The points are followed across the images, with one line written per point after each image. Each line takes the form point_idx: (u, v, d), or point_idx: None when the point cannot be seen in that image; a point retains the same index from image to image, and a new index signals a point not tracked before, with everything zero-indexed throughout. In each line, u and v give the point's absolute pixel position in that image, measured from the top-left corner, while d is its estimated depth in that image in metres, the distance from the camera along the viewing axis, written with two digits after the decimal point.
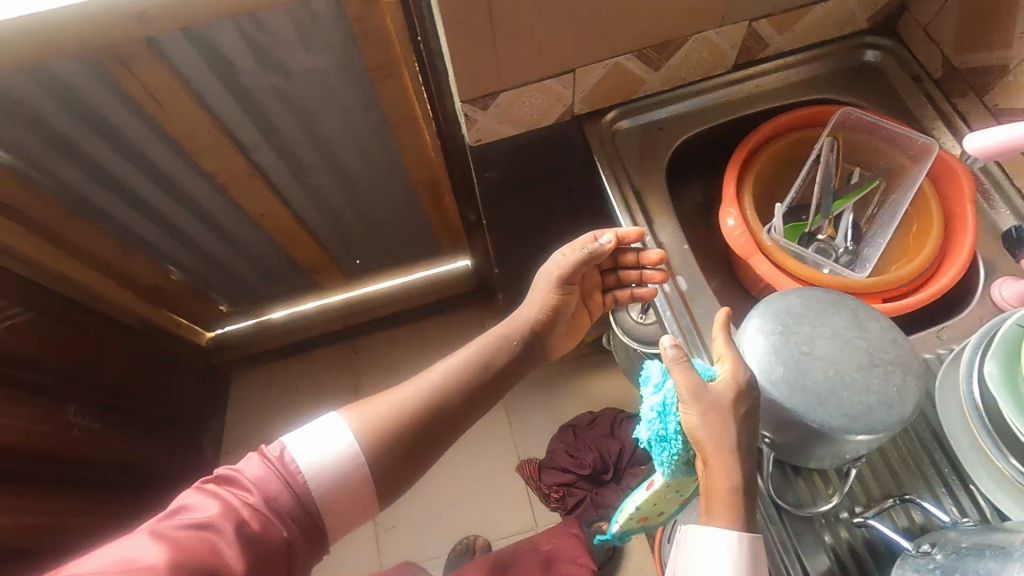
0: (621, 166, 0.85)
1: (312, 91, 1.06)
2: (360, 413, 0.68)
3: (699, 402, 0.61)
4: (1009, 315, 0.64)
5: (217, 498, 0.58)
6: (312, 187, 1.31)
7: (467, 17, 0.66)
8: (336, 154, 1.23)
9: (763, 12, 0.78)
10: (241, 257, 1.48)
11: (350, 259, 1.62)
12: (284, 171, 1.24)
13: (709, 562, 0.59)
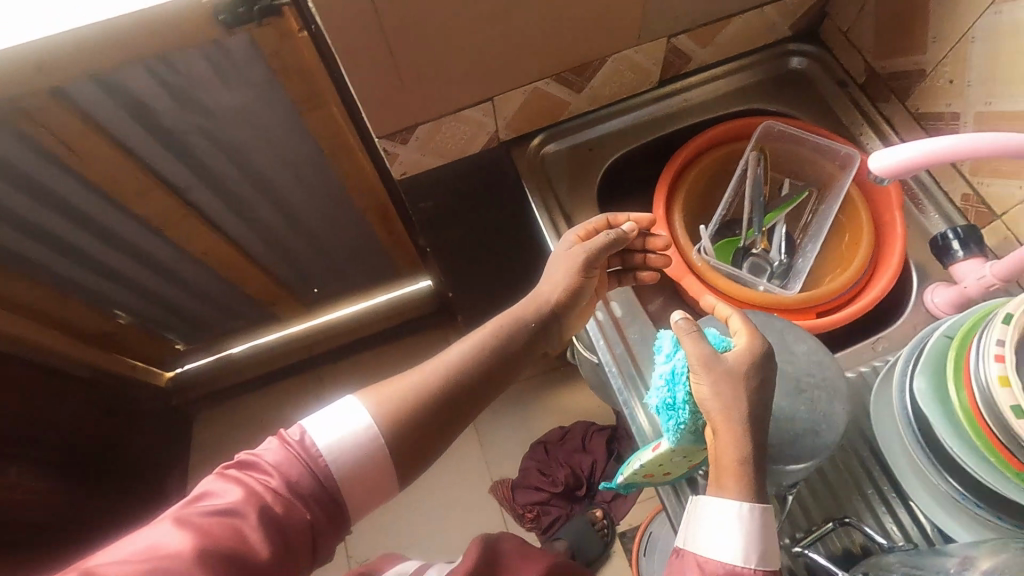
0: (551, 190, 0.84)
1: (239, 127, 1.02)
2: (377, 396, 0.60)
3: (710, 370, 0.57)
4: (937, 326, 0.63)
5: (238, 484, 0.50)
6: (255, 222, 1.27)
7: (366, 53, 0.64)
8: (275, 185, 1.19)
9: (679, 28, 0.77)
10: (190, 295, 1.43)
11: (307, 289, 1.58)
12: (223, 208, 1.20)
13: (720, 534, 0.54)
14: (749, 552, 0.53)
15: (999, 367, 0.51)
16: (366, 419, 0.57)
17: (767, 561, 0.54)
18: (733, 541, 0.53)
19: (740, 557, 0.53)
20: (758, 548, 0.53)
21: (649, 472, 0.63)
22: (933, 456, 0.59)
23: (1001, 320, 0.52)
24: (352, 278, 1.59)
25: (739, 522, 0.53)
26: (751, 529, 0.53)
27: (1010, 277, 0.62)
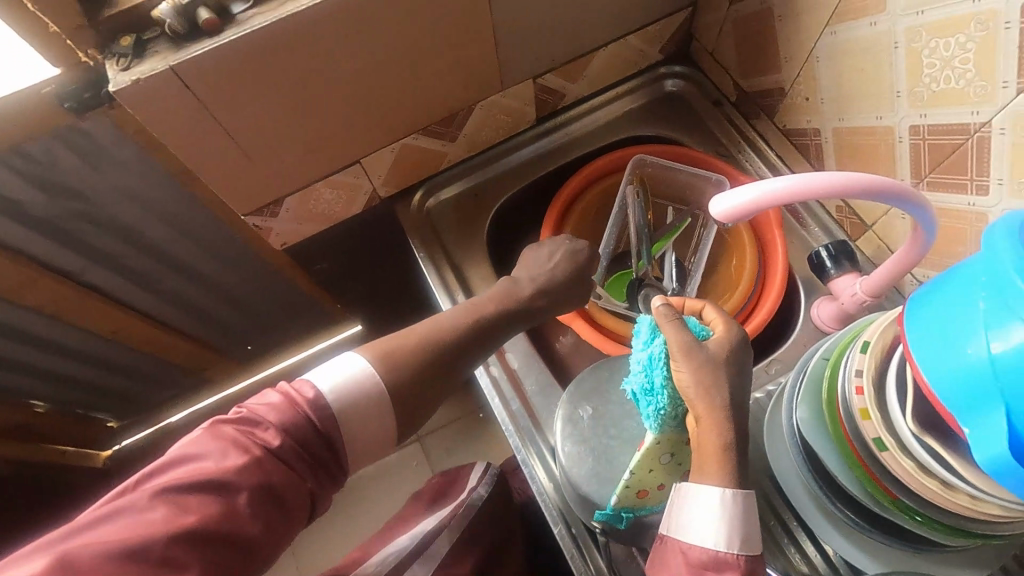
0: (439, 243, 0.82)
1: (123, 205, 0.89)
2: (379, 351, 0.59)
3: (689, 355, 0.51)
4: (818, 347, 0.63)
5: (236, 446, 0.48)
6: (170, 295, 1.10)
7: (205, 140, 0.61)
8: (160, 245, 0.98)
9: (543, 68, 0.77)
10: (115, 374, 1.20)
11: (240, 346, 1.35)
12: (128, 286, 1.03)
13: (699, 522, 0.49)
14: (731, 537, 0.49)
15: (859, 400, 0.50)
16: (368, 369, 0.56)
17: (751, 545, 0.49)
18: (713, 528, 0.49)
19: (721, 543, 0.49)
20: (741, 532, 0.49)
21: (638, 486, 0.55)
22: (826, 489, 0.59)
23: (860, 349, 0.52)
24: (285, 328, 1.35)
25: (718, 508, 0.49)
26: (731, 514, 0.49)
27: (879, 291, 0.62)
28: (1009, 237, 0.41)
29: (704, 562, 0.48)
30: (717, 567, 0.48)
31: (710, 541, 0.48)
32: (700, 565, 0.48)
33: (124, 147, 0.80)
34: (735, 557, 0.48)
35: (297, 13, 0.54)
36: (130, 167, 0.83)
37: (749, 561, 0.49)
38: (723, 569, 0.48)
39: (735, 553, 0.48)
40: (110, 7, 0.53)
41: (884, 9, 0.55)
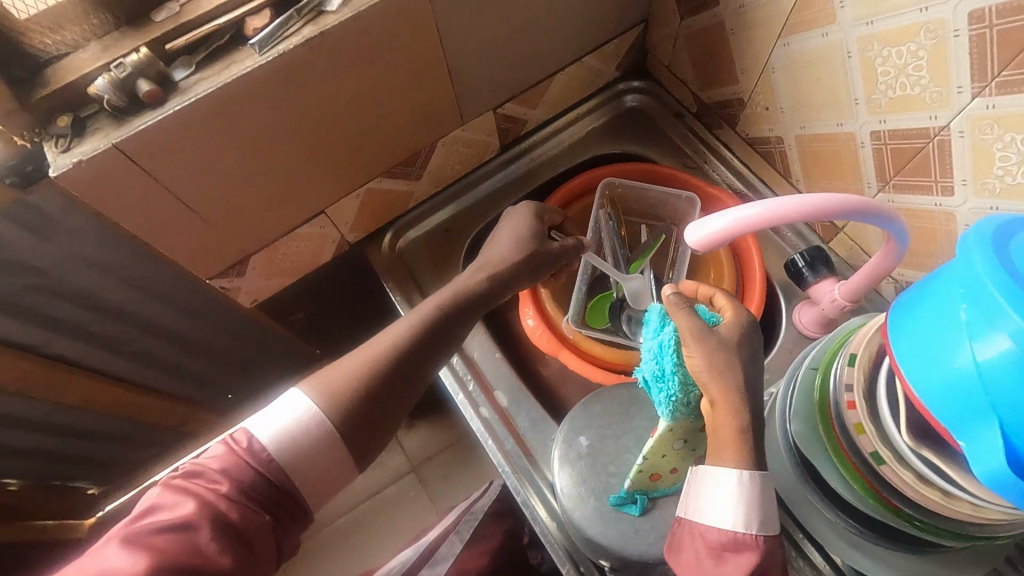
0: (414, 282, 0.80)
1: (84, 273, 0.77)
2: (322, 380, 0.55)
3: (701, 339, 0.49)
4: (805, 356, 0.63)
5: (186, 495, 0.46)
6: (145, 355, 0.94)
7: (159, 207, 0.58)
8: (126, 307, 0.85)
9: (502, 98, 0.76)
10: (101, 441, 1.01)
11: (220, 394, 1.15)
12: (99, 352, 0.88)
13: (715, 505, 0.47)
14: (749, 518, 0.47)
15: (852, 415, 0.50)
16: (311, 407, 0.52)
17: (771, 525, 0.47)
18: (731, 509, 0.47)
19: (738, 524, 0.47)
20: (759, 513, 0.47)
21: (652, 469, 0.55)
22: (827, 499, 0.59)
23: (848, 362, 0.52)
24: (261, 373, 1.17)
25: (733, 491, 0.47)
26: (747, 496, 0.47)
27: (857, 296, 0.62)
28: (981, 247, 0.41)
29: (721, 544, 0.47)
30: (735, 548, 0.46)
31: (726, 523, 0.47)
32: (717, 547, 0.47)
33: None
34: (754, 537, 0.46)
35: (241, 75, 0.52)
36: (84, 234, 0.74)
37: (770, 542, 0.47)
38: (741, 550, 0.46)
39: (753, 534, 0.46)
40: (43, 87, 0.50)
41: (835, 20, 0.56)
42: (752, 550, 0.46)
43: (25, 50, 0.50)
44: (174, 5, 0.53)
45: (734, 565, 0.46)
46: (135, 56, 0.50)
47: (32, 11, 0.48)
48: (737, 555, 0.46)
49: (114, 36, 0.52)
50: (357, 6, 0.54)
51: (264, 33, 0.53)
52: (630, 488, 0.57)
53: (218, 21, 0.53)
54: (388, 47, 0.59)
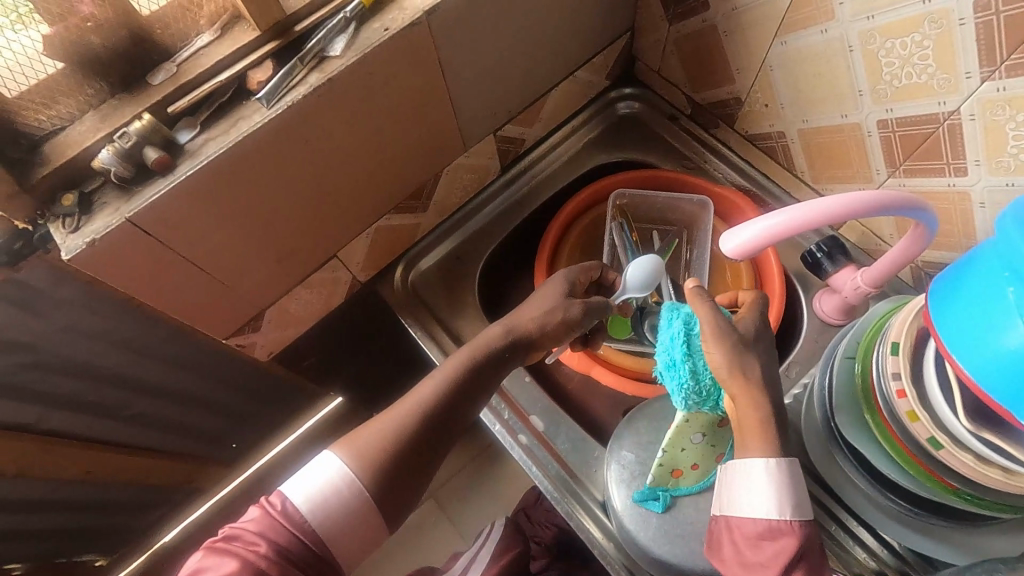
0: (430, 314, 0.79)
1: (75, 348, 0.71)
2: (351, 442, 0.53)
3: (721, 336, 0.51)
4: (837, 346, 0.64)
5: (227, 555, 0.44)
6: (142, 419, 0.87)
7: (168, 274, 0.56)
8: (123, 374, 0.79)
9: (501, 121, 0.75)
10: (102, 512, 0.95)
11: (224, 446, 1.06)
12: (95, 423, 0.82)
13: (747, 495, 0.47)
14: (782, 504, 0.46)
15: (904, 403, 0.51)
16: (344, 468, 0.50)
17: (808, 512, 0.47)
18: (764, 498, 0.47)
19: (771, 512, 0.46)
20: (793, 500, 0.46)
21: (671, 464, 0.58)
22: (879, 483, 0.59)
23: (892, 350, 0.53)
24: (263, 424, 1.07)
25: (761, 478, 0.47)
26: (777, 482, 0.47)
27: (882, 282, 0.63)
28: (1019, 226, 0.42)
29: (758, 534, 0.46)
30: (773, 535, 0.46)
31: (760, 511, 0.46)
32: (755, 537, 0.46)
33: (66, 285, 0.64)
34: (790, 524, 0.46)
35: (251, 132, 0.51)
36: (75, 304, 0.67)
37: (809, 528, 0.46)
38: (779, 537, 0.45)
39: (788, 520, 0.46)
40: (42, 167, 0.48)
41: (834, 17, 0.57)
42: (789, 536, 0.45)
43: (19, 128, 0.47)
44: (171, 66, 0.51)
45: (773, 552, 0.45)
46: (138, 124, 0.48)
47: (23, 88, 0.45)
48: (775, 543, 0.45)
49: (110, 104, 0.50)
50: (362, 49, 0.53)
51: (270, 85, 0.51)
52: (652, 485, 0.59)
53: (219, 78, 0.51)
54: (392, 86, 0.58)
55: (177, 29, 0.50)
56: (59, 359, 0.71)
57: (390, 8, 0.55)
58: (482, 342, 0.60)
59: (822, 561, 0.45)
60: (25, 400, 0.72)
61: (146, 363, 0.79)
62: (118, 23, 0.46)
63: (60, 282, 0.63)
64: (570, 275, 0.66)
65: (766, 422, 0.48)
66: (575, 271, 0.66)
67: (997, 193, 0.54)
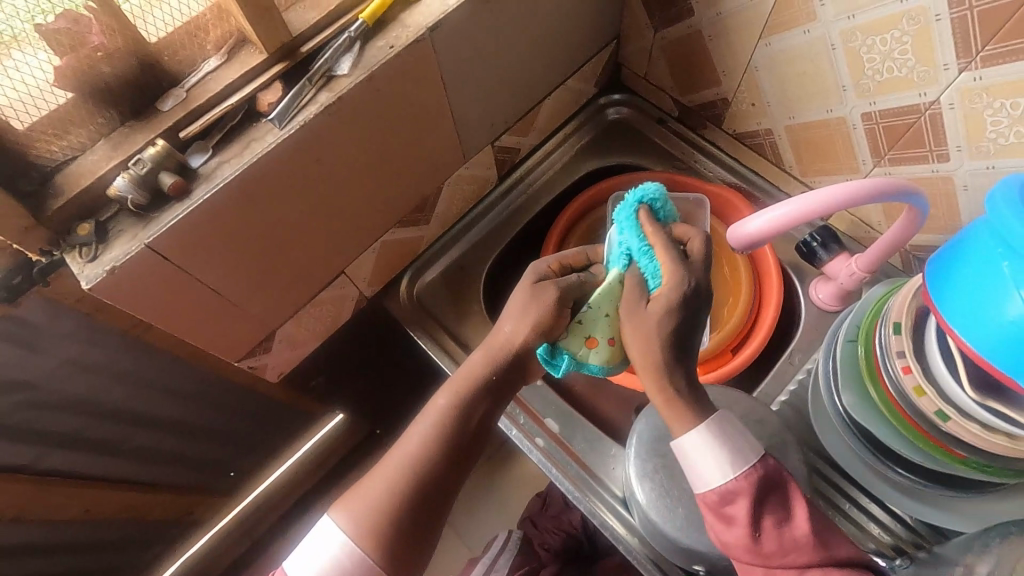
0: (438, 324, 0.79)
1: (73, 383, 0.70)
2: (351, 505, 0.49)
3: (630, 315, 0.50)
4: (839, 330, 0.66)
5: None
6: (140, 453, 0.85)
7: (182, 302, 0.56)
8: (121, 407, 0.77)
9: (498, 131, 0.77)
10: (98, 551, 0.92)
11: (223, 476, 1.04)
12: (93, 460, 0.80)
13: (695, 471, 0.48)
14: (723, 464, 0.47)
15: (910, 379, 0.54)
16: (345, 544, 0.47)
17: (747, 455, 0.47)
18: (708, 466, 0.47)
19: (717, 478, 0.47)
20: (728, 454, 0.47)
21: (589, 326, 0.53)
22: (889, 460, 0.61)
23: (894, 330, 0.56)
24: (263, 448, 1.05)
25: (694, 455, 0.48)
26: (711, 446, 0.47)
27: (875, 267, 0.66)
28: (1011, 207, 0.45)
29: (719, 503, 0.47)
30: (729, 499, 0.47)
31: (711, 480, 0.47)
32: (719, 508, 0.47)
33: (64, 318, 0.63)
34: (739, 481, 0.47)
35: (265, 153, 0.51)
36: (74, 337, 0.65)
37: (754, 475, 0.47)
38: (733, 498, 0.47)
39: (734, 478, 0.47)
40: (57, 198, 0.47)
41: (816, 17, 0.60)
42: (742, 495, 0.47)
43: (31, 160, 0.47)
44: (180, 91, 0.51)
45: (736, 516, 0.47)
46: (152, 150, 0.48)
47: (35, 119, 0.46)
48: (733, 505, 0.47)
49: (121, 132, 0.50)
50: (369, 67, 0.54)
51: (281, 106, 0.52)
52: (561, 343, 0.54)
53: (229, 101, 0.52)
54: (398, 100, 0.59)
55: (184, 54, 0.51)
56: (57, 396, 0.69)
57: (392, 25, 0.56)
58: (460, 375, 0.53)
59: (777, 495, 0.48)
60: (22, 441, 0.70)
61: (145, 395, 0.77)
62: (127, 51, 0.47)
63: (59, 315, 0.62)
64: (540, 269, 0.57)
65: (675, 400, 0.48)
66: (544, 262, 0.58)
67: (979, 176, 0.57)
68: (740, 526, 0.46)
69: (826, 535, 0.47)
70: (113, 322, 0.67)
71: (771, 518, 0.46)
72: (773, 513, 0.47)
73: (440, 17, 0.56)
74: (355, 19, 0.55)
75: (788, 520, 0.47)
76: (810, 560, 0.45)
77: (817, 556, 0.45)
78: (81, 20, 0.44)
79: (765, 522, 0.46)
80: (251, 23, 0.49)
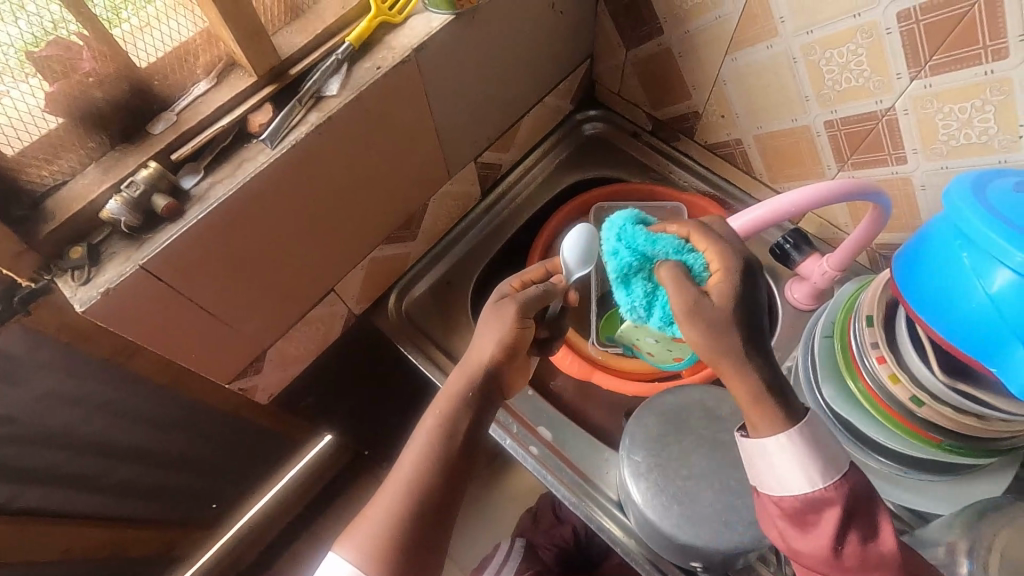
0: (427, 338, 0.80)
1: (52, 416, 0.68)
2: (357, 535, 0.49)
3: (693, 317, 0.48)
4: (816, 326, 0.69)
5: None
6: (121, 487, 0.82)
7: (172, 324, 0.55)
8: (103, 440, 0.75)
9: (481, 148, 0.79)
10: None
11: (206, 507, 1.01)
12: (71, 497, 0.77)
13: (777, 475, 0.47)
14: (814, 473, 0.46)
15: (885, 368, 0.57)
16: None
17: (839, 467, 0.46)
18: (795, 474, 0.46)
19: (805, 486, 0.46)
20: (821, 464, 0.46)
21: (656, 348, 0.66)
22: (869, 450, 0.63)
23: (867, 323, 0.59)
24: (247, 476, 1.03)
25: (781, 460, 0.46)
26: (801, 454, 0.46)
27: (845, 266, 0.70)
28: (967, 200, 0.48)
29: (799, 509, 0.46)
30: (816, 508, 0.46)
31: (795, 487, 0.46)
32: (798, 514, 0.46)
33: (45, 350, 0.61)
34: (828, 491, 0.45)
35: (257, 173, 0.52)
36: (56, 369, 0.64)
37: (844, 486, 0.46)
38: (822, 508, 0.46)
39: (824, 488, 0.46)
40: (49, 222, 0.48)
41: (777, 33, 0.64)
42: (834, 505, 0.45)
43: (22, 184, 0.47)
44: (170, 114, 0.52)
45: (821, 525, 0.45)
46: (146, 172, 0.49)
47: (26, 144, 0.46)
48: (820, 514, 0.46)
49: (112, 155, 0.50)
50: (356, 87, 0.56)
51: (272, 126, 0.53)
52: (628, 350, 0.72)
53: (220, 123, 0.53)
54: (384, 119, 0.60)
55: (175, 79, 0.52)
56: (36, 432, 0.67)
57: (378, 48, 0.58)
58: (446, 396, 0.54)
59: (864, 507, 0.46)
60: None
61: (127, 425, 0.75)
62: (119, 76, 0.48)
63: (40, 346, 0.60)
64: (502, 290, 0.60)
65: (761, 397, 0.47)
66: (507, 283, 0.61)
67: (935, 176, 0.61)
68: (825, 537, 0.45)
69: (909, 555, 0.46)
70: (97, 351, 0.65)
71: (857, 534, 0.45)
72: (860, 529, 0.45)
73: (425, 38, 0.58)
74: (341, 42, 0.57)
75: (874, 536, 0.45)
76: None
77: (898, 574, 0.44)
78: (72, 47, 0.45)
79: (851, 536, 0.44)
80: (242, 46, 0.50)
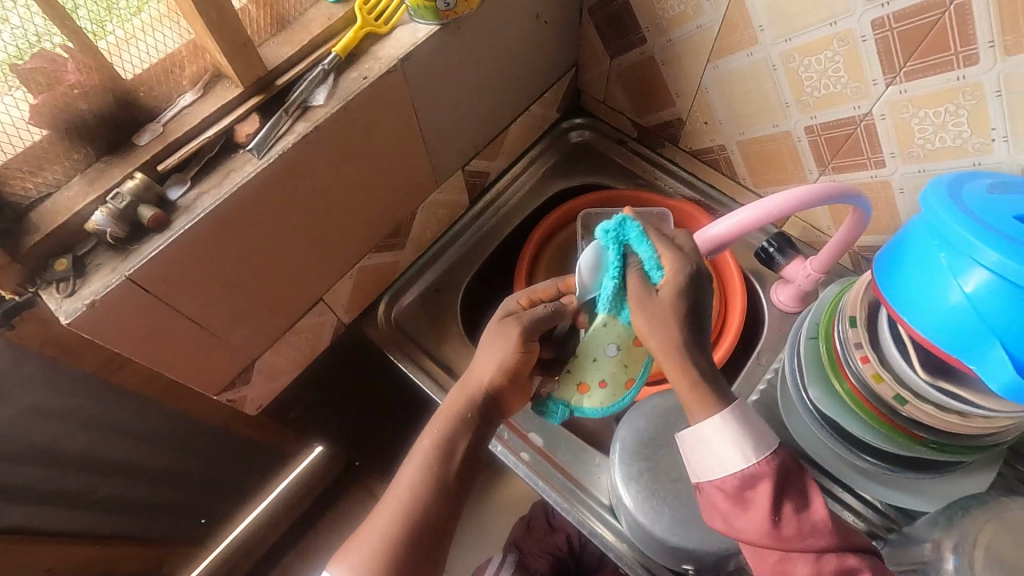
0: (417, 346, 0.80)
1: (37, 432, 0.67)
2: (350, 555, 0.49)
3: (642, 307, 0.50)
4: (801, 328, 0.70)
5: None
6: (107, 503, 0.81)
7: (159, 335, 0.55)
8: (88, 455, 0.74)
9: (468, 156, 0.80)
10: None
11: (194, 522, 0.99)
12: (56, 515, 0.76)
13: (714, 455, 0.50)
14: (746, 448, 0.49)
15: (868, 367, 0.58)
16: None
17: (769, 444, 0.50)
18: (730, 453, 0.50)
19: (739, 462, 0.49)
20: (752, 440, 0.50)
21: (577, 373, 0.56)
22: (856, 450, 0.64)
23: (850, 324, 0.60)
24: (237, 490, 1.02)
25: (717, 438, 0.50)
26: (734, 433, 0.49)
27: (829, 268, 0.71)
28: (942, 202, 0.49)
29: (738, 487, 0.49)
30: (751, 484, 0.49)
31: (732, 465, 0.49)
32: (737, 491, 0.49)
33: (30, 365, 0.60)
34: (761, 465, 0.49)
35: (244, 183, 0.52)
36: (42, 384, 0.63)
37: (775, 461, 0.50)
38: (756, 483, 0.49)
39: (756, 463, 0.49)
40: (34, 234, 0.47)
41: (757, 41, 0.65)
42: (765, 479, 0.49)
43: (6, 197, 0.47)
44: (156, 125, 0.52)
45: (757, 498, 0.48)
46: (131, 183, 0.49)
47: (11, 157, 0.46)
48: (755, 489, 0.49)
49: (98, 167, 0.50)
50: (343, 97, 0.56)
51: (259, 136, 0.53)
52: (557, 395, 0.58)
53: (207, 134, 0.53)
54: (372, 128, 0.61)
55: (161, 90, 0.52)
56: (19, 448, 0.66)
57: (364, 58, 0.59)
58: (449, 412, 0.54)
59: (795, 484, 0.50)
60: None
61: (113, 440, 0.75)
62: (104, 88, 0.48)
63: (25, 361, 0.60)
64: (510, 307, 0.58)
65: None
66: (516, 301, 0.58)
67: (913, 179, 0.63)
68: (761, 509, 0.48)
69: (841, 526, 0.49)
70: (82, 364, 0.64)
71: (790, 505, 0.48)
72: (792, 500, 0.48)
73: (410, 49, 0.59)
74: (328, 53, 0.58)
75: (806, 507, 0.48)
76: (829, 544, 0.46)
77: (833, 541, 0.47)
78: (57, 59, 0.45)
79: (786, 507, 0.48)
80: (229, 57, 0.50)
